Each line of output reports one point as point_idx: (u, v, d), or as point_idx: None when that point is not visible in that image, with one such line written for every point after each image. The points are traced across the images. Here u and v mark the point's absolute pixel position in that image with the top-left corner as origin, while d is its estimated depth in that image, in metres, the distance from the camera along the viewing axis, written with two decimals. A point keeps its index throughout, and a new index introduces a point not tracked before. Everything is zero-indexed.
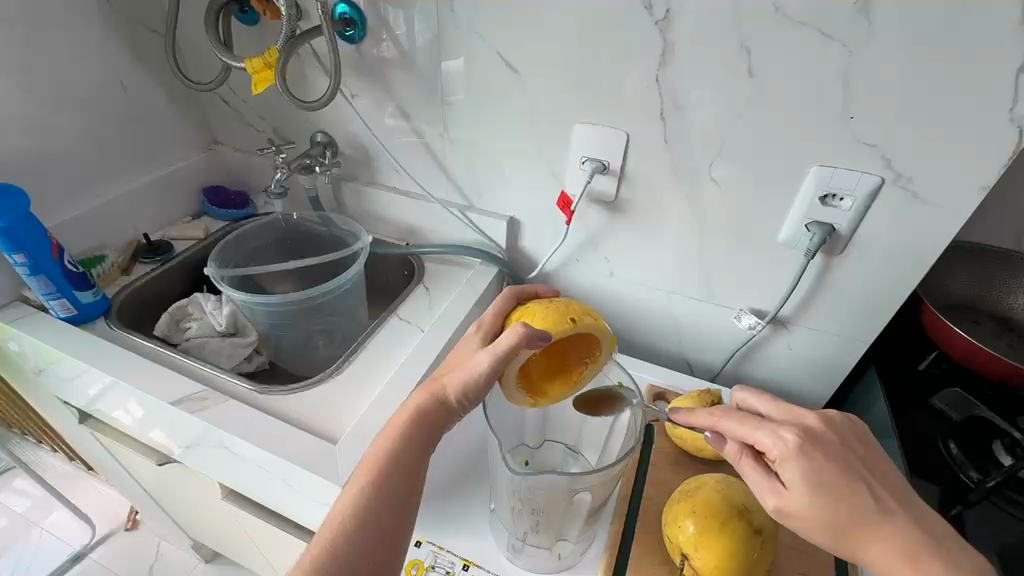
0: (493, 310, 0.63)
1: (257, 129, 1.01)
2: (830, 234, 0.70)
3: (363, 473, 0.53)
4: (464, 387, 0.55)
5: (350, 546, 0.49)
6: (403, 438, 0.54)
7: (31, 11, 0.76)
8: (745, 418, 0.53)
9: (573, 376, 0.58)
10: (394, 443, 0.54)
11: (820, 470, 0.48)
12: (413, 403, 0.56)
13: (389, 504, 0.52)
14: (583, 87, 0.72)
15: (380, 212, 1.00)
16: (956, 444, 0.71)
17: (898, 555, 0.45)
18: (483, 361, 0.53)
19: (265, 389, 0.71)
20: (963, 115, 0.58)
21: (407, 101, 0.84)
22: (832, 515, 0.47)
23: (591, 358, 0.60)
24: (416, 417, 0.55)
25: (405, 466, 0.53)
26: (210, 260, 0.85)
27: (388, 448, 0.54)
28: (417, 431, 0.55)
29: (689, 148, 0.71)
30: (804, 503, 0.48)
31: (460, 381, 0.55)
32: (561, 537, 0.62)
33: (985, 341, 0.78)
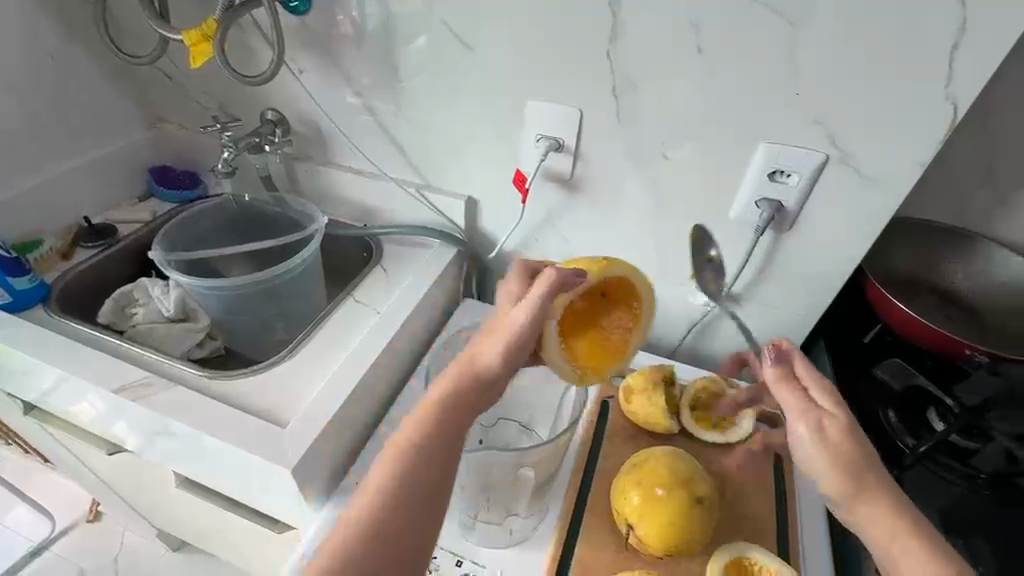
0: (517, 269, 0.59)
1: (203, 106, 0.97)
2: (778, 211, 0.71)
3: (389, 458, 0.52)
4: (499, 360, 0.53)
5: (371, 531, 0.49)
6: (424, 422, 0.53)
7: None
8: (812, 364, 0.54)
9: (620, 345, 0.59)
10: (417, 431, 0.53)
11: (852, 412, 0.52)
12: (439, 394, 0.54)
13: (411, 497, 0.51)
14: (534, 63, 0.71)
15: (335, 192, 0.97)
16: (894, 412, 0.75)
17: (892, 521, 0.49)
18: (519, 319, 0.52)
19: (213, 374, 0.69)
20: (902, 92, 0.59)
21: (358, 76, 0.82)
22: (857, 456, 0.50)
23: (631, 324, 0.60)
24: (446, 393, 0.54)
25: (439, 451, 0.52)
26: (155, 244, 0.82)
27: (411, 433, 0.53)
28: (447, 412, 0.53)
29: (641, 126, 0.71)
30: (837, 430, 0.51)
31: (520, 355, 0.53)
32: (511, 512, 0.63)
33: (926, 313, 0.80)
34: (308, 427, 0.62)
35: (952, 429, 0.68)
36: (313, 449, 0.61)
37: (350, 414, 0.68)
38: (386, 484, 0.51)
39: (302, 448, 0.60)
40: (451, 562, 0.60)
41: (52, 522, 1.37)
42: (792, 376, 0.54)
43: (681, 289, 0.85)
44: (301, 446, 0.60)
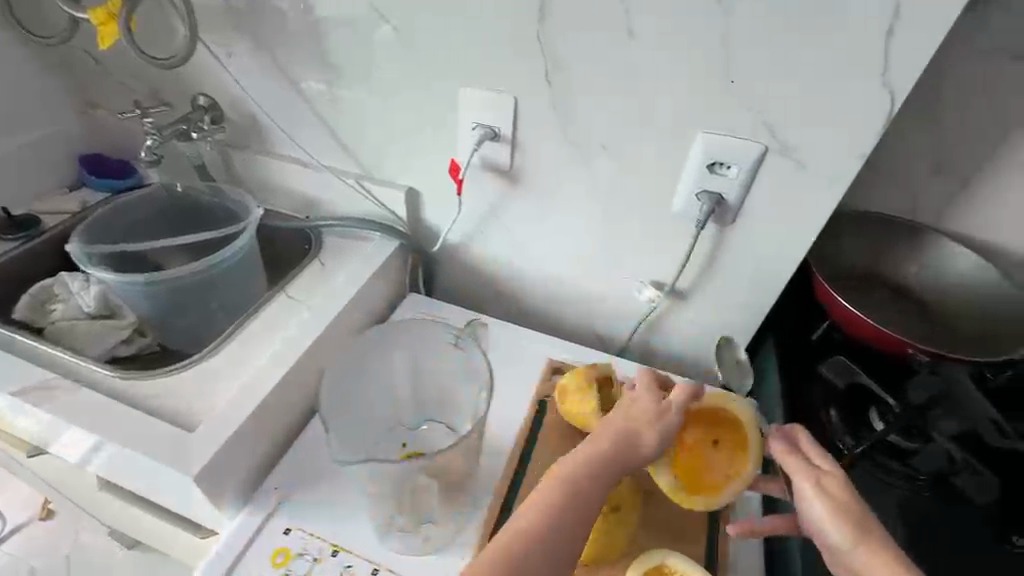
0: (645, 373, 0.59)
1: (132, 90, 0.92)
2: (718, 204, 0.69)
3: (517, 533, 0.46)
4: (643, 438, 0.52)
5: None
6: (589, 491, 0.48)
7: None
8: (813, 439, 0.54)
9: (716, 488, 0.57)
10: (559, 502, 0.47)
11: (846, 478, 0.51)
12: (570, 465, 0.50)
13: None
14: (466, 47, 0.68)
15: (273, 183, 0.92)
16: (836, 412, 0.72)
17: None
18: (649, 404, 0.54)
19: (123, 373, 0.66)
20: (837, 80, 0.56)
21: (288, 60, 0.78)
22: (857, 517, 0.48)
23: (734, 472, 0.57)
24: (593, 455, 0.50)
25: (578, 512, 0.48)
26: (74, 240, 0.79)
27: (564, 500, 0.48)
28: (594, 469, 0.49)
29: (577, 116, 0.68)
30: (832, 493, 0.49)
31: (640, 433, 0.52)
32: (426, 519, 0.61)
33: (877, 310, 0.78)
34: (217, 431, 0.60)
35: (891, 429, 0.66)
36: (222, 454, 0.59)
37: (269, 416, 0.65)
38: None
39: (209, 453, 0.57)
40: (367, 569, 0.58)
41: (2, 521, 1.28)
42: (794, 448, 0.54)
43: (627, 285, 0.83)
44: (207, 451, 0.58)
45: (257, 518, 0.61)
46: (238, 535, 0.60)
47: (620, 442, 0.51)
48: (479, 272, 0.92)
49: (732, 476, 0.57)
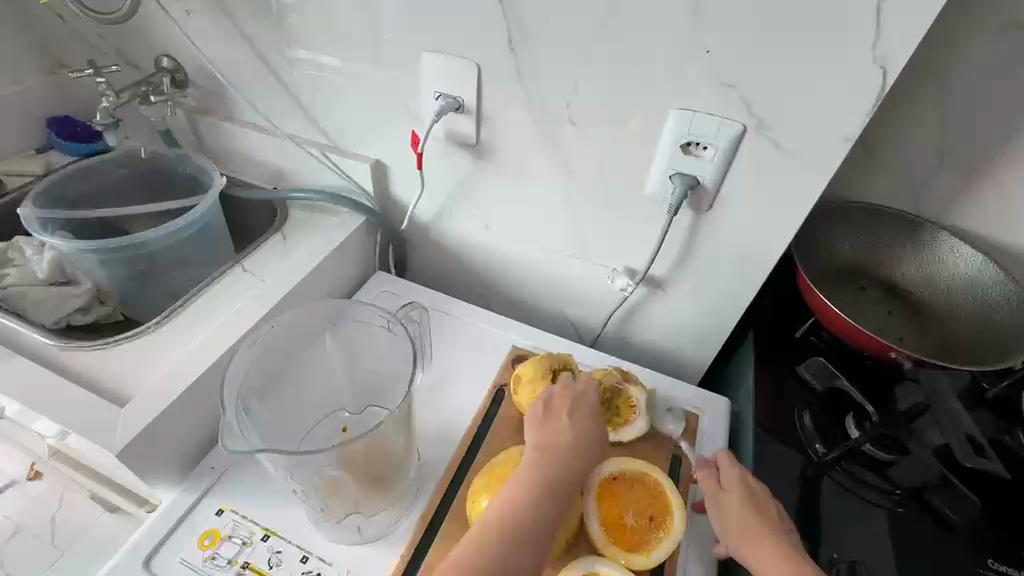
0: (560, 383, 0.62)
1: (100, 51, 0.89)
2: (693, 188, 0.64)
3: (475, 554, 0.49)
4: (576, 455, 0.55)
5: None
6: (534, 510, 0.51)
7: None
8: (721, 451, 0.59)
9: (648, 548, 0.54)
10: (508, 523, 0.50)
11: (754, 491, 0.55)
12: (515, 489, 0.52)
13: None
14: (427, 6, 0.63)
15: (241, 152, 0.89)
16: (810, 416, 0.67)
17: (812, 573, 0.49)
18: (590, 423, 0.58)
19: (64, 344, 0.64)
20: (821, 52, 0.50)
21: (246, 19, 0.73)
22: (756, 526, 0.52)
23: (664, 531, 0.56)
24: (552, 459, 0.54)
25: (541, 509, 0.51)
26: (28, 202, 0.76)
27: (514, 522, 0.50)
28: (530, 480, 0.53)
29: (543, 86, 0.63)
30: (738, 507, 0.54)
31: (582, 451, 0.55)
32: (356, 510, 0.58)
33: (862, 310, 0.74)
34: (147, 407, 0.57)
35: (867, 438, 0.61)
36: (151, 431, 0.57)
37: (209, 393, 0.62)
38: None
39: (134, 432, 0.55)
40: (296, 558, 0.56)
41: None
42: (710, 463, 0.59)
43: (601, 272, 0.78)
44: (133, 428, 0.55)
45: (188, 499, 0.59)
46: (167, 517, 0.58)
47: (560, 457, 0.54)
48: (450, 252, 0.88)
49: (661, 536, 0.55)
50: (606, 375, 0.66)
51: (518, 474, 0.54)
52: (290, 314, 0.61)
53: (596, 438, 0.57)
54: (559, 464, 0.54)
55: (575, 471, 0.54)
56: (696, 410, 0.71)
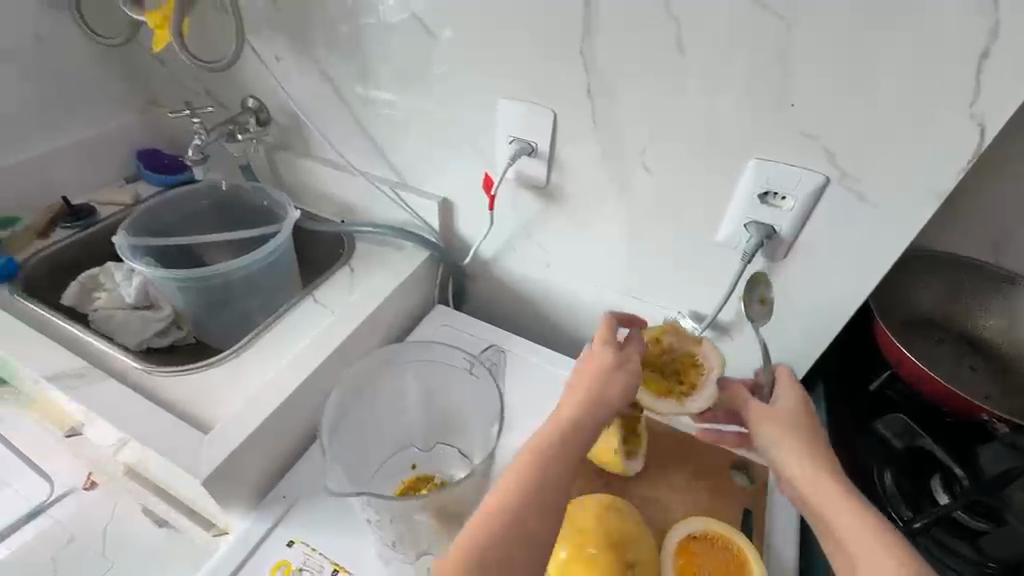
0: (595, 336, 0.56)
1: (191, 92, 0.96)
2: (770, 237, 0.63)
3: (511, 480, 0.46)
4: (624, 393, 0.52)
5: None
6: (538, 487, 0.46)
7: None
8: (790, 392, 0.57)
9: None
10: (550, 455, 0.47)
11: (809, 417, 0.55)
12: (564, 418, 0.50)
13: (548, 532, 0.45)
14: (509, 54, 0.65)
15: (314, 186, 0.93)
16: (891, 475, 0.66)
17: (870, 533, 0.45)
18: (618, 385, 0.51)
19: (151, 368, 0.67)
20: (915, 108, 0.50)
21: (330, 64, 0.78)
22: (807, 447, 0.52)
23: None
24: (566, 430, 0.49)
25: (550, 481, 0.46)
26: (121, 230, 0.81)
27: (520, 497, 0.45)
28: (540, 452, 0.48)
29: (618, 133, 0.64)
30: (785, 425, 0.54)
31: (630, 384, 0.52)
32: (425, 551, 0.58)
33: (942, 363, 0.70)
34: (229, 435, 0.59)
35: (957, 505, 0.58)
36: (231, 460, 0.58)
37: (283, 422, 0.64)
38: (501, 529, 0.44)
39: (216, 461, 0.57)
40: None
41: None
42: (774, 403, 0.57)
43: (665, 316, 0.78)
44: (217, 454, 0.57)
45: (261, 528, 0.60)
46: (241, 545, 0.59)
47: (577, 427, 0.49)
48: (510, 288, 0.89)
49: None
50: (666, 331, 0.63)
51: (567, 405, 0.51)
52: (384, 350, 0.65)
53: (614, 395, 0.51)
54: (607, 399, 0.51)
55: (594, 432, 0.50)
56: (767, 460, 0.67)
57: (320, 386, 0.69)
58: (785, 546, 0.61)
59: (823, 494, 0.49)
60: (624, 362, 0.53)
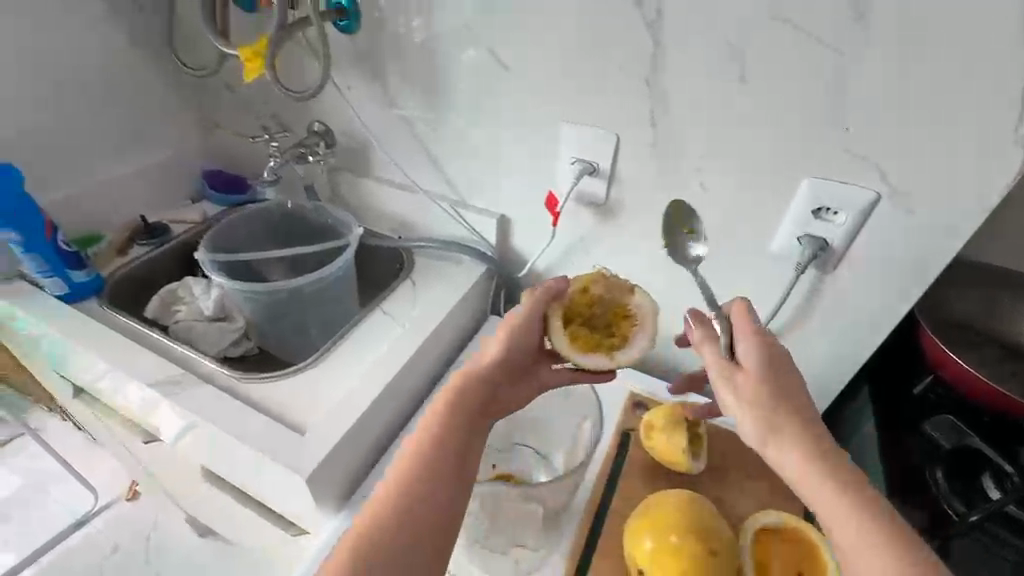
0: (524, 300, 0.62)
1: (257, 116, 1.01)
2: (822, 249, 0.68)
3: (425, 425, 0.57)
4: (513, 349, 0.61)
5: (405, 518, 0.52)
6: (435, 434, 0.56)
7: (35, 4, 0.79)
8: (752, 342, 0.53)
9: None
10: (442, 413, 0.57)
11: (782, 370, 0.52)
12: (449, 387, 0.59)
13: (449, 471, 0.55)
14: (575, 83, 0.71)
15: (373, 204, 0.99)
16: (943, 472, 0.69)
17: (842, 501, 0.46)
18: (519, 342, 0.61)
19: (242, 376, 0.72)
20: (964, 133, 0.55)
21: (398, 91, 0.84)
22: (781, 417, 0.49)
23: None
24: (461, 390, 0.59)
25: (446, 429, 0.57)
26: (200, 246, 0.86)
27: (427, 441, 0.56)
28: (453, 406, 0.58)
29: (678, 154, 0.70)
30: (760, 388, 0.50)
31: (518, 346, 0.61)
32: (517, 542, 0.62)
33: (987, 366, 0.73)
34: (324, 435, 0.64)
35: (1009, 498, 0.61)
36: (326, 458, 0.63)
37: (367, 424, 0.69)
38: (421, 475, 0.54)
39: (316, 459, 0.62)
40: None
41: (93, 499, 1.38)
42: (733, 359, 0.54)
43: None
44: (315, 454, 0.62)
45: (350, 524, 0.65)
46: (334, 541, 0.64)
47: (472, 383, 0.60)
48: None
49: None
50: (595, 278, 0.64)
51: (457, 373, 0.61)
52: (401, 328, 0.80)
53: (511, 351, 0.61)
54: (489, 360, 0.61)
55: (482, 385, 0.60)
56: None
57: (397, 392, 0.73)
58: None
59: (811, 485, 0.47)
60: (527, 322, 0.61)
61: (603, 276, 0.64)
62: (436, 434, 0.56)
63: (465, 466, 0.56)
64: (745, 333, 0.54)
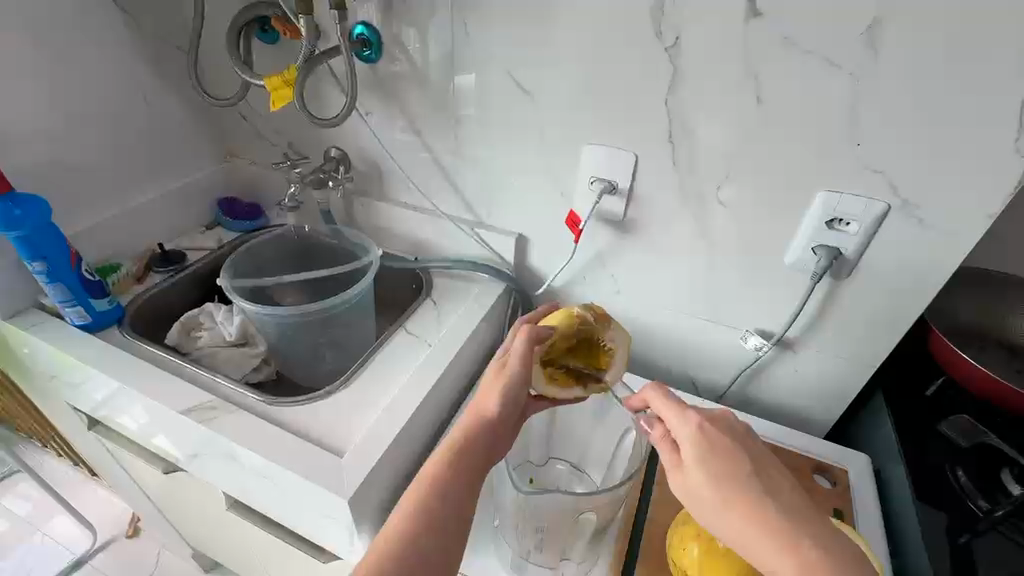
0: (517, 349, 0.60)
1: (273, 143, 1.04)
2: (836, 258, 0.71)
3: (425, 477, 0.55)
4: (515, 396, 0.59)
5: (407, 568, 0.50)
6: (440, 478, 0.55)
7: (61, 40, 0.81)
8: (673, 401, 0.55)
9: None
10: (448, 460, 0.56)
11: (716, 447, 0.51)
12: (456, 432, 0.58)
13: (450, 524, 0.53)
14: (596, 106, 0.74)
15: (389, 227, 1.01)
16: (965, 472, 0.71)
17: (774, 539, 0.45)
18: (520, 387, 0.60)
19: (276, 400, 0.73)
20: (970, 146, 0.58)
21: (418, 116, 0.86)
22: (712, 472, 0.49)
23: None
24: (468, 435, 0.57)
25: (459, 474, 0.55)
26: (224, 271, 0.87)
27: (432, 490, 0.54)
28: (456, 457, 0.56)
29: (695, 172, 0.73)
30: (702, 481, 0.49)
31: (515, 393, 0.59)
32: (564, 556, 0.63)
33: (994, 367, 0.76)
34: (363, 457, 0.65)
35: None
36: (364, 480, 0.64)
37: (401, 443, 0.70)
38: (423, 516, 0.53)
39: (357, 480, 0.63)
40: None
41: (93, 536, 1.34)
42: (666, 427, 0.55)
43: (731, 333, 0.85)
44: (355, 477, 0.63)
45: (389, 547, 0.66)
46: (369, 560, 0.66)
47: (487, 431, 0.58)
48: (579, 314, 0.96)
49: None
50: (574, 317, 0.64)
51: (463, 418, 0.59)
52: (413, 356, 0.81)
53: (515, 395, 0.59)
54: (496, 409, 0.59)
55: (500, 427, 0.59)
56: (842, 465, 0.77)
57: (426, 410, 0.74)
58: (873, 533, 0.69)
59: (745, 540, 0.47)
60: (518, 369, 0.60)
61: (583, 314, 0.65)
62: (441, 482, 0.54)
63: (466, 515, 0.55)
64: (666, 395, 0.56)
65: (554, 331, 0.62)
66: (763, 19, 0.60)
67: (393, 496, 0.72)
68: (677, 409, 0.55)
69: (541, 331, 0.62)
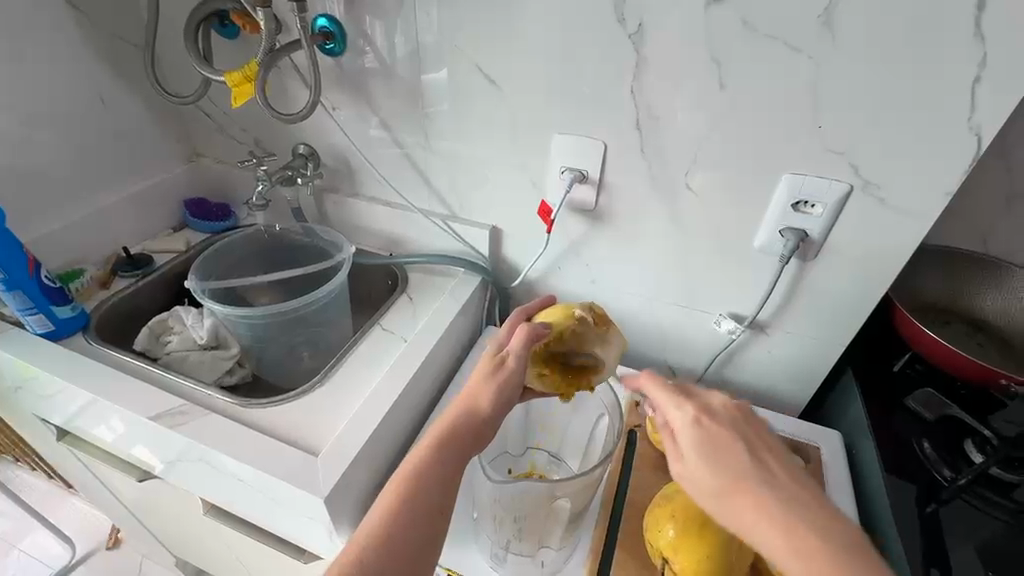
0: (517, 347, 0.60)
1: (239, 141, 1.02)
2: (803, 240, 0.72)
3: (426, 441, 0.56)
4: (508, 395, 0.59)
5: (390, 532, 0.51)
6: (431, 448, 0.55)
7: (9, 40, 0.78)
8: (670, 391, 0.56)
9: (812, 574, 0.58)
10: (441, 439, 0.56)
11: (715, 436, 0.51)
12: (453, 409, 0.58)
13: (436, 490, 0.54)
14: (564, 94, 0.73)
15: (363, 224, 1.00)
16: (930, 443, 0.74)
17: (775, 523, 0.45)
18: (513, 385, 0.59)
19: (249, 401, 0.72)
20: (925, 127, 0.60)
21: (387, 110, 0.85)
22: (713, 459, 0.50)
23: None
24: (462, 416, 0.57)
25: (456, 441, 0.56)
26: (192, 274, 0.85)
27: (427, 454, 0.55)
28: (450, 428, 0.57)
29: (664, 158, 0.73)
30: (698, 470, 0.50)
31: (508, 391, 0.59)
32: (544, 544, 0.64)
33: (956, 340, 0.79)
34: (340, 456, 0.65)
35: (992, 461, 0.66)
36: (341, 478, 0.63)
37: (379, 440, 0.69)
38: (414, 475, 0.54)
39: (333, 479, 0.62)
40: None
41: (71, 549, 1.30)
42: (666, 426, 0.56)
43: (705, 317, 0.86)
44: (332, 475, 0.63)
45: None
46: None
47: (481, 415, 0.58)
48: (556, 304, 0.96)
49: None
50: (568, 323, 0.63)
51: (452, 407, 0.59)
52: (388, 351, 0.81)
53: (513, 392, 0.59)
54: (486, 405, 0.58)
55: (490, 419, 0.58)
56: (814, 442, 0.79)
57: (403, 405, 0.73)
58: (844, 507, 0.71)
59: (751, 527, 0.46)
60: (514, 367, 0.60)
61: (580, 320, 0.64)
62: (426, 471, 0.54)
63: (452, 489, 0.55)
64: (663, 381, 0.57)
65: (550, 331, 0.62)
66: (723, 3, 0.61)
67: (373, 493, 0.72)
68: (674, 398, 0.55)
69: (540, 332, 0.61)
